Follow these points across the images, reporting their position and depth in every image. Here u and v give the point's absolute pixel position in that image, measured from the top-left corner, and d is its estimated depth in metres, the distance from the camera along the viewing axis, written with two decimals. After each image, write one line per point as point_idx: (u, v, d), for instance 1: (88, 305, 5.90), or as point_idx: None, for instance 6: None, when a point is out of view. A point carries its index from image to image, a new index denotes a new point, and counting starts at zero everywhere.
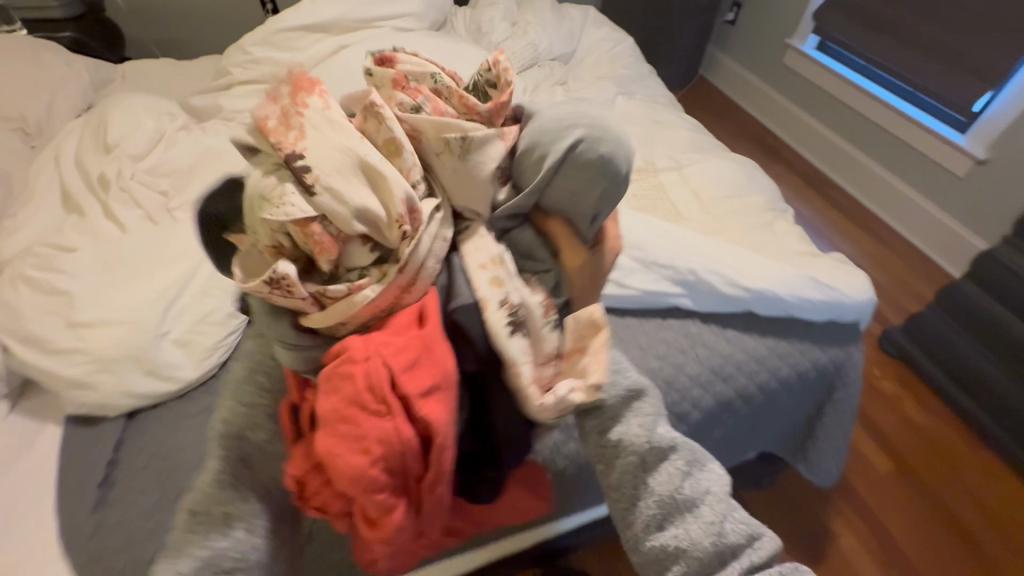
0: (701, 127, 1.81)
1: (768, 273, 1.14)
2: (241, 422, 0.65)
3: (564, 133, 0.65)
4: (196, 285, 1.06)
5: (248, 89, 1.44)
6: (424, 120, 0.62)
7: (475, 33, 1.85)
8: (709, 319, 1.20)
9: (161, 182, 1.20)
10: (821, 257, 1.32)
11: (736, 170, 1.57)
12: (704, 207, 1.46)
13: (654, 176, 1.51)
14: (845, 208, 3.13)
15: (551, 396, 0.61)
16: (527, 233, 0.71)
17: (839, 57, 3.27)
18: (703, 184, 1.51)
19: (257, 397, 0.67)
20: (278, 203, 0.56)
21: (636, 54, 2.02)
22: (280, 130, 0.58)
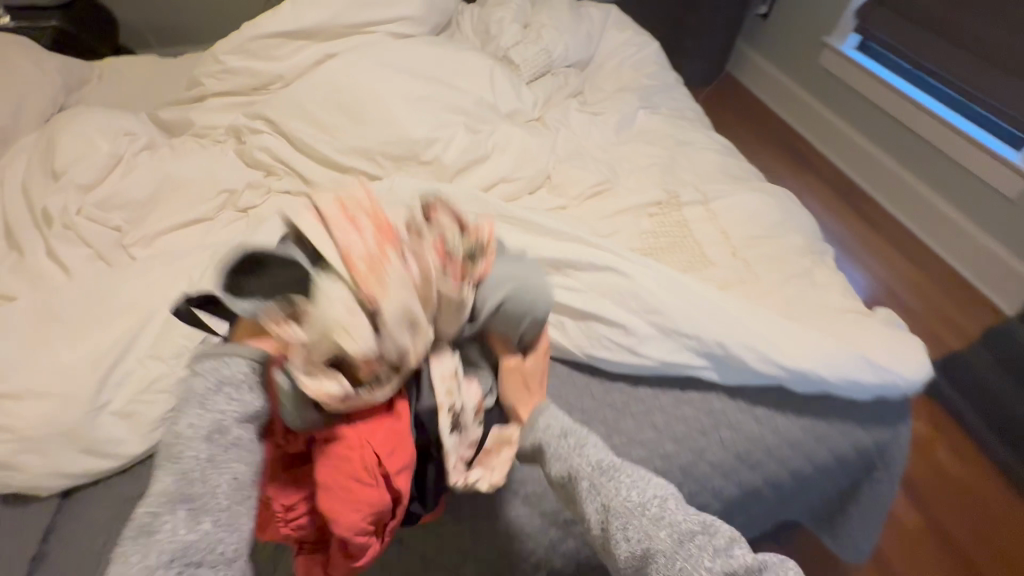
0: (732, 149, 1.61)
1: (809, 348, 0.97)
2: (205, 426, 0.57)
3: (493, 285, 0.73)
4: (143, 346, 0.92)
5: (222, 102, 1.28)
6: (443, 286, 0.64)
7: (483, 36, 1.67)
8: (736, 394, 1.03)
9: (114, 216, 1.06)
10: (868, 319, 1.14)
11: (772, 204, 1.38)
12: (733, 250, 1.28)
13: (678, 212, 1.33)
14: (880, 225, 2.91)
15: (464, 481, 0.74)
16: (474, 349, 0.80)
17: (882, 60, 3.01)
18: (733, 221, 1.33)
19: (226, 397, 0.59)
20: (348, 335, 0.56)
21: (662, 61, 1.82)
22: (362, 256, 0.58)
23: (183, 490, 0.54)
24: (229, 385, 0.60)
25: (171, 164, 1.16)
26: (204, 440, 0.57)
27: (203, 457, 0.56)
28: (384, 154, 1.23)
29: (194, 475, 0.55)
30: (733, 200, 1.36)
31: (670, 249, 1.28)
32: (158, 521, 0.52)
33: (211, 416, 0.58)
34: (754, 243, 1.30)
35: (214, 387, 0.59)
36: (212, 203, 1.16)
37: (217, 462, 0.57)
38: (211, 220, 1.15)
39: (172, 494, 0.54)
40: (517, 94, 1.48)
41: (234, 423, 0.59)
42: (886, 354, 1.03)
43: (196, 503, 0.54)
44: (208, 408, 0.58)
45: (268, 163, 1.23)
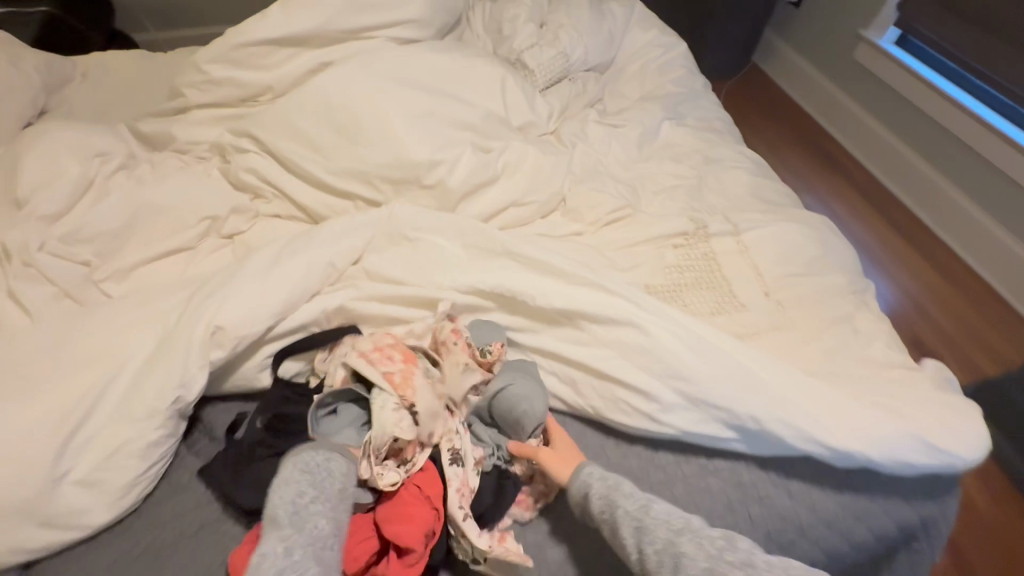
0: (765, 166, 1.47)
1: (851, 422, 0.86)
2: (301, 483, 0.73)
3: (501, 377, 0.92)
4: (109, 404, 0.83)
5: (207, 115, 1.17)
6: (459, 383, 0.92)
7: (496, 36, 1.52)
8: (766, 464, 0.92)
9: (83, 248, 0.96)
10: (915, 379, 1.02)
11: (809, 235, 1.25)
12: (766, 288, 1.16)
13: (705, 243, 1.21)
14: (911, 234, 2.74)
15: (469, 531, 0.79)
16: (485, 431, 0.90)
17: (923, 55, 2.81)
18: (766, 254, 1.20)
19: (321, 465, 0.77)
20: (396, 432, 0.82)
21: (690, 64, 1.67)
22: (398, 376, 0.86)
23: (283, 533, 0.68)
24: (324, 457, 0.78)
25: (148, 186, 1.06)
26: (300, 495, 0.72)
27: (297, 506, 0.71)
28: (381, 178, 1.11)
29: (291, 523, 0.69)
30: (767, 231, 1.22)
31: (695, 287, 1.16)
32: (264, 557, 0.66)
33: (306, 476, 0.74)
34: (790, 281, 1.17)
35: (317, 458, 0.77)
36: (193, 230, 1.05)
37: (307, 510, 0.71)
38: (193, 249, 1.05)
39: (278, 536, 0.68)
40: (531, 105, 1.35)
41: (324, 483, 0.75)
42: (939, 426, 0.92)
43: (290, 544, 0.67)
44: (307, 467, 0.76)
45: (255, 185, 1.13)
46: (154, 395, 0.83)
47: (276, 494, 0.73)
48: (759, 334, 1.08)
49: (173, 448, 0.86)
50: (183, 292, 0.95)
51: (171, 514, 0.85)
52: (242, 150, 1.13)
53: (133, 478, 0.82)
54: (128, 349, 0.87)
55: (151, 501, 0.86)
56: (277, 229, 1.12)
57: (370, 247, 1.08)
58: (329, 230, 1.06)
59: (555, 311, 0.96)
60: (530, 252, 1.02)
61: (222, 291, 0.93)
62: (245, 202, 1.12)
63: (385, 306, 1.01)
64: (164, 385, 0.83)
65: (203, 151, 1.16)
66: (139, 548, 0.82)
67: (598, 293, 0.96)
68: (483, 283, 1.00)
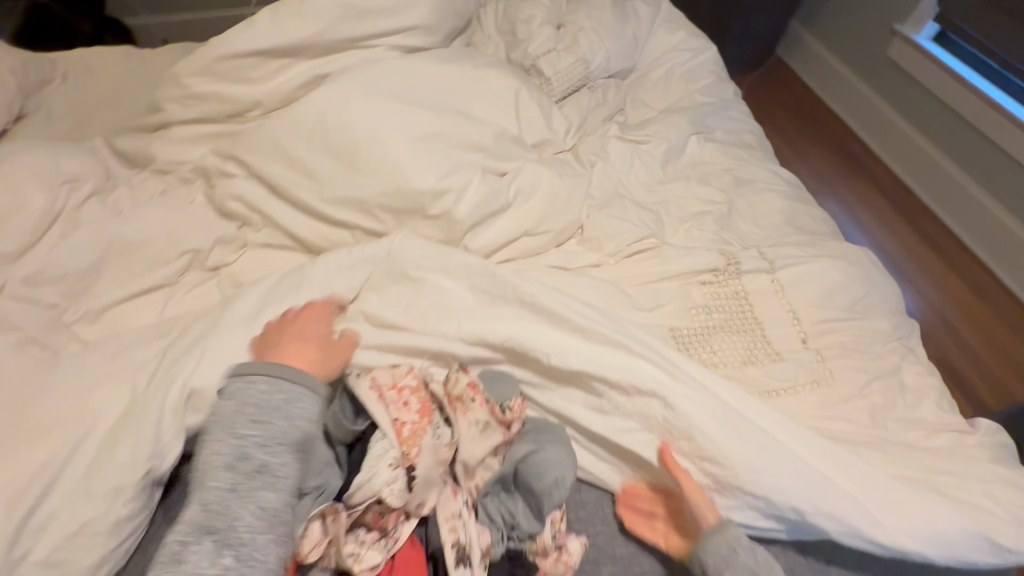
0: (799, 188, 1.35)
1: (900, 516, 0.78)
2: (237, 452, 0.65)
3: (525, 445, 0.81)
4: (72, 477, 0.73)
5: (190, 132, 1.06)
6: (472, 440, 0.80)
7: (509, 39, 1.39)
8: (804, 547, 0.83)
9: (49, 291, 0.87)
10: (971, 449, 0.92)
11: (856, 272, 1.12)
12: (803, 336, 1.05)
13: (734, 282, 1.10)
14: (940, 244, 2.61)
15: None
16: (495, 507, 0.79)
17: (962, 54, 2.65)
18: (805, 295, 1.08)
19: (263, 426, 0.67)
20: (387, 497, 0.72)
21: (718, 72, 1.54)
22: (408, 429, 0.75)
23: (210, 521, 0.61)
24: (265, 412, 0.68)
25: (124, 215, 0.95)
26: (231, 468, 0.64)
27: (232, 484, 0.63)
28: (383, 210, 1.01)
29: (220, 505, 0.62)
30: (807, 268, 1.11)
31: (727, 332, 1.05)
32: (188, 552, 0.59)
33: (239, 444, 0.65)
34: (830, 328, 1.06)
35: (256, 419, 0.67)
36: (174, 265, 0.95)
37: (245, 487, 0.64)
38: (173, 287, 0.95)
39: (202, 522, 0.61)
40: (547, 121, 1.23)
41: (262, 448, 0.66)
42: (1000, 512, 0.83)
43: (218, 536, 0.60)
44: (242, 430, 0.66)
45: (243, 213, 1.02)
46: (123, 467, 0.73)
47: (207, 466, 0.64)
48: (796, 392, 0.98)
49: (145, 522, 0.76)
50: (160, 342, 0.86)
51: None
52: (229, 173, 1.02)
53: (94, 562, 0.71)
54: (97, 411, 0.78)
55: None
56: (267, 264, 1.02)
57: (369, 287, 0.97)
58: (326, 271, 0.97)
59: (574, 370, 0.86)
60: (547, 301, 0.91)
61: (203, 343, 0.83)
62: (231, 231, 1.01)
63: (385, 355, 0.91)
64: (135, 456, 0.74)
65: (186, 173, 1.05)
66: None
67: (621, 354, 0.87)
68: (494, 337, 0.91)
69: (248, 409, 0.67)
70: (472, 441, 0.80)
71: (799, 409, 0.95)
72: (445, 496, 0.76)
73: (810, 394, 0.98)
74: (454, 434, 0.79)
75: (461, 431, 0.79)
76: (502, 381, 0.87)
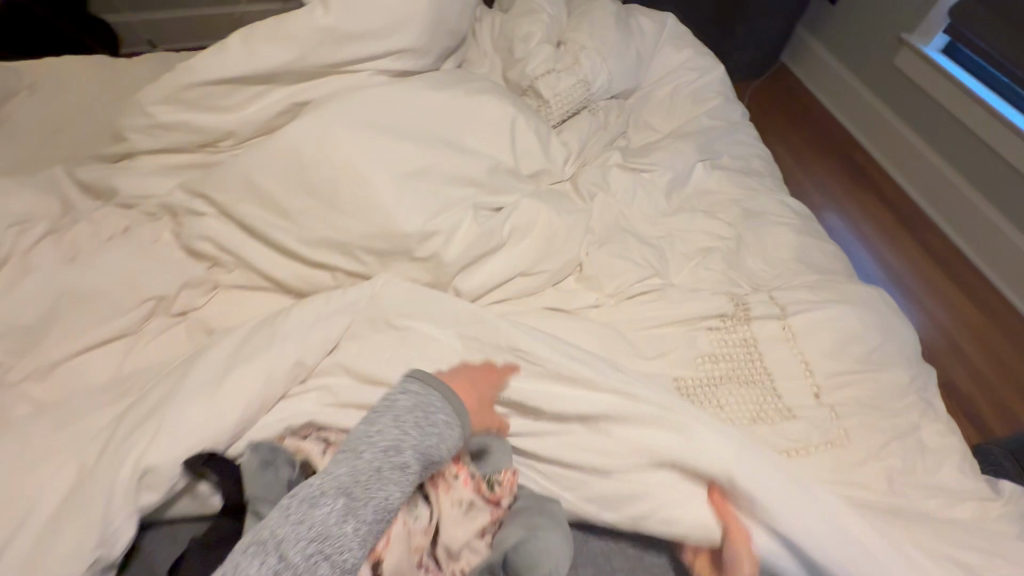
0: (810, 220, 1.28)
1: None
2: (389, 438, 0.66)
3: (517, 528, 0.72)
4: (8, 567, 0.66)
5: (158, 163, 0.98)
6: (453, 522, 0.72)
7: (505, 55, 1.31)
8: None
9: None
10: (992, 523, 0.86)
11: (872, 317, 1.05)
12: (816, 389, 0.98)
13: (743, 328, 1.03)
14: (947, 260, 2.53)
15: None
16: None
17: (973, 67, 2.58)
18: (818, 344, 1.01)
19: (421, 429, 0.69)
20: None
21: (725, 92, 1.46)
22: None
23: (349, 485, 0.62)
24: (423, 414, 0.70)
25: (81, 259, 0.88)
26: (383, 453, 0.65)
27: (372, 465, 0.64)
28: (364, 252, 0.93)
29: (360, 476, 0.63)
30: (819, 314, 1.03)
31: (734, 383, 0.98)
32: (321, 503, 0.60)
33: (400, 435, 0.67)
34: (844, 380, 0.99)
35: (417, 420, 0.69)
36: (135, 313, 0.88)
37: (381, 477, 0.63)
38: (135, 337, 0.88)
39: (340, 483, 0.62)
40: (544, 151, 1.15)
41: (410, 450, 0.67)
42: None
43: (351, 503, 0.60)
44: (405, 422, 0.68)
45: (214, 254, 0.95)
46: (66, 556, 0.66)
47: (360, 435, 0.67)
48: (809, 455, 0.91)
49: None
50: (121, 408, 0.79)
51: None
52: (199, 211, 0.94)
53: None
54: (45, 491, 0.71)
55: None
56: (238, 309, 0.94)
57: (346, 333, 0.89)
58: (305, 322, 0.89)
59: None
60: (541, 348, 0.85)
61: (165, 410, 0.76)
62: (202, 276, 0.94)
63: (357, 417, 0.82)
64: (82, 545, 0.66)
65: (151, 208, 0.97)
66: None
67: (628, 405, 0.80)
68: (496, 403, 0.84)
69: (415, 409, 0.70)
70: (455, 523, 0.72)
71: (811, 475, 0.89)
72: None
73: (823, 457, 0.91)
74: (432, 515, 0.72)
75: (442, 510, 0.72)
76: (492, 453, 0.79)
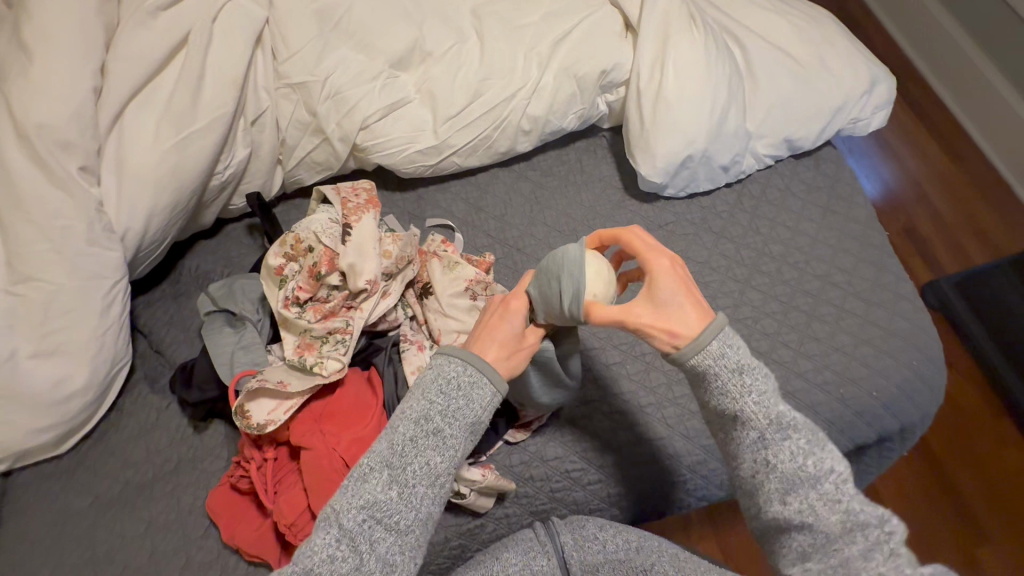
0: (842, 28, 1.09)
1: (621, 52, 0.97)
2: (397, 432, 0.55)
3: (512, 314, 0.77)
4: (54, 312, 0.71)
5: None
6: (433, 267, 0.82)
7: None
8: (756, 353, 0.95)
9: None
10: (900, 297, 1.01)
11: (600, 40, 0.97)
12: (575, 50, 0.97)
13: (410, 33, 0.93)
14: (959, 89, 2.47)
15: None
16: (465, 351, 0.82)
17: None
18: (574, 44, 0.97)
19: (456, 401, 0.56)
20: (316, 238, 0.75)
21: None
22: (353, 203, 0.79)
23: (397, 474, 0.54)
24: (464, 391, 0.56)
25: (27, 12, 0.74)
26: (424, 430, 0.55)
27: (447, 404, 0.56)
28: (338, 90, 0.89)
29: (399, 452, 0.55)
30: (787, 159, 1.10)
31: (504, 25, 0.98)
32: (371, 474, 0.54)
33: (425, 406, 0.55)
34: (791, 189, 1.08)
35: (460, 401, 0.56)
36: (112, 67, 0.75)
37: (464, 429, 0.56)
38: (122, 113, 0.76)
39: (329, 518, 0.54)
40: None
41: (451, 425, 0.56)
42: (888, 414, 0.95)
43: (393, 472, 0.54)
44: (396, 462, 0.54)
45: (180, 29, 0.79)
46: (105, 279, 0.73)
47: (202, 56, 0.79)
48: (751, 283, 1.00)
49: (121, 381, 0.80)
50: (65, 138, 0.71)
51: (156, 413, 0.85)
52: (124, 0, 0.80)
53: (46, 426, 0.73)
54: (14, 243, 0.70)
55: (84, 444, 0.82)
56: (142, 33, 0.77)
57: (212, 34, 0.81)
58: (228, 63, 0.80)
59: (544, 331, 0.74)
60: (369, 27, 0.91)
61: (132, 151, 0.75)
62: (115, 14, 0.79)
63: (416, 407, 0.56)
64: (81, 315, 0.72)
65: None
66: (139, 442, 0.83)
67: (407, 26, 0.93)
68: (376, 85, 0.91)
69: (458, 387, 0.56)
70: (443, 283, 0.81)
71: (750, 299, 0.99)
72: (382, 299, 0.78)
73: (764, 282, 1.00)
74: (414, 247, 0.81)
75: (430, 263, 0.83)
76: (473, 242, 1.03)
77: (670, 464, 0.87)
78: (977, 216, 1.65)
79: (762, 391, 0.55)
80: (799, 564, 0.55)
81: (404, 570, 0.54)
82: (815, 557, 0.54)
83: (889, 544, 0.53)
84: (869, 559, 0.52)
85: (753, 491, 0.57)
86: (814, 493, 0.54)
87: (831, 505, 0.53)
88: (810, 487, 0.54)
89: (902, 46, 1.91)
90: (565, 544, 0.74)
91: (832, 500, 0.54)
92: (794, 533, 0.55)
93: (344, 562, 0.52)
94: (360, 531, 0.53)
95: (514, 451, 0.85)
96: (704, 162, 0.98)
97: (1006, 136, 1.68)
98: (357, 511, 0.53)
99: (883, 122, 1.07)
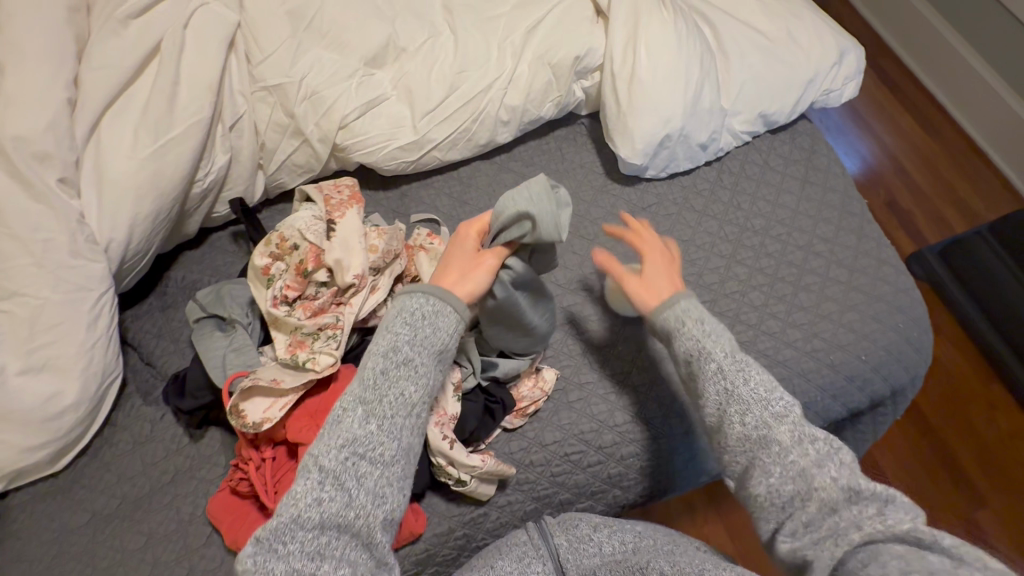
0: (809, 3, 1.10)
1: (593, 37, 0.98)
2: (367, 367, 0.58)
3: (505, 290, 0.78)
4: (41, 326, 0.70)
5: None
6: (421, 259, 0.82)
7: None
8: (746, 326, 0.96)
9: None
10: (882, 262, 1.03)
11: (571, 28, 0.98)
12: (547, 38, 0.98)
13: (383, 30, 0.93)
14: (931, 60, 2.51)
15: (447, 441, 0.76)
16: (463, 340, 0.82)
17: None
18: (545, 33, 0.98)
19: (422, 329, 0.60)
20: (300, 235, 0.75)
21: None
22: (336, 200, 0.79)
23: (372, 407, 0.56)
24: (429, 318, 0.60)
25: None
26: (393, 363, 0.58)
27: (412, 335, 0.59)
28: (314, 90, 0.89)
29: (373, 385, 0.57)
30: (763, 134, 1.11)
31: (475, 18, 0.99)
32: (345, 416, 0.56)
33: (391, 339, 0.59)
34: (769, 164, 1.09)
35: (425, 328, 0.60)
36: (84, 78, 0.76)
37: (434, 357, 0.60)
38: (97, 121, 0.76)
39: (311, 461, 0.55)
40: None
41: (420, 352, 0.59)
42: (878, 377, 0.96)
43: (369, 406, 0.56)
44: (372, 400, 0.56)
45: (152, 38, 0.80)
46: (91, 290, 0.73)
47: (176, 62, 0.79)
48: (736, 258, 1.01)
49: (114, 395, 0.80)
50: (42, 150, 0.71)
51: (151, 425, 0.84)
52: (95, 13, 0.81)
53: (39, 443, 0.72)
54: None
55: (78, 461, 0.81)
56: (114, 45, 0.78)
57: (184, 41, 0.81)
58: (202, 68, 0.81)
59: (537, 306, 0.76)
60: (342, 27, 0.92)
61: (109, 160, 0.75)
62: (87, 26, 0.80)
63: (384, 341, 0.59)
64: (69, 328, 0.71)
65: None
66: (135, 455, 0.82)
67: (379, 25, 0.94)
68: (352, 84, 0.91)
69: (422, 316, 0.60)
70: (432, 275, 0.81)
71: (737, 274, 1.00)
72: (371, 294, 0.78)
73: (747, 255, 1.02)
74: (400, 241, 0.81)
75: (418, 256, 0.83)
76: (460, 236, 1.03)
77: (668, 440, 0.88)
78: (955, 186, 1.68)
79: (720, 335, 0.66)
80: (764, 479, 0.58)
81: (395, 501, 0.55)
82: (773, 467, 0.57)
83: (839, 458, 0.58)
84: (822, 465, 0.57)
85: (719, 424, 0.63)
86: (765, 412, 0.60)
87: (779, 419, 0.60)
88: (762, 408, 0.60)
89: (870, 22, 1.95)
90: (559, 547, 0.75)
91: (783, 420, 0.60)
92: (755, 458, 0.59)
93: (329, 501, 0.53)
94: (344, 468, 0.54)
95: (513, 438, 0.86)
96: (682, 141, 0.99)
97: (977, 103, 1.71)
98: (339, 450, 0.54)
99: (855, 92, 1.09)
